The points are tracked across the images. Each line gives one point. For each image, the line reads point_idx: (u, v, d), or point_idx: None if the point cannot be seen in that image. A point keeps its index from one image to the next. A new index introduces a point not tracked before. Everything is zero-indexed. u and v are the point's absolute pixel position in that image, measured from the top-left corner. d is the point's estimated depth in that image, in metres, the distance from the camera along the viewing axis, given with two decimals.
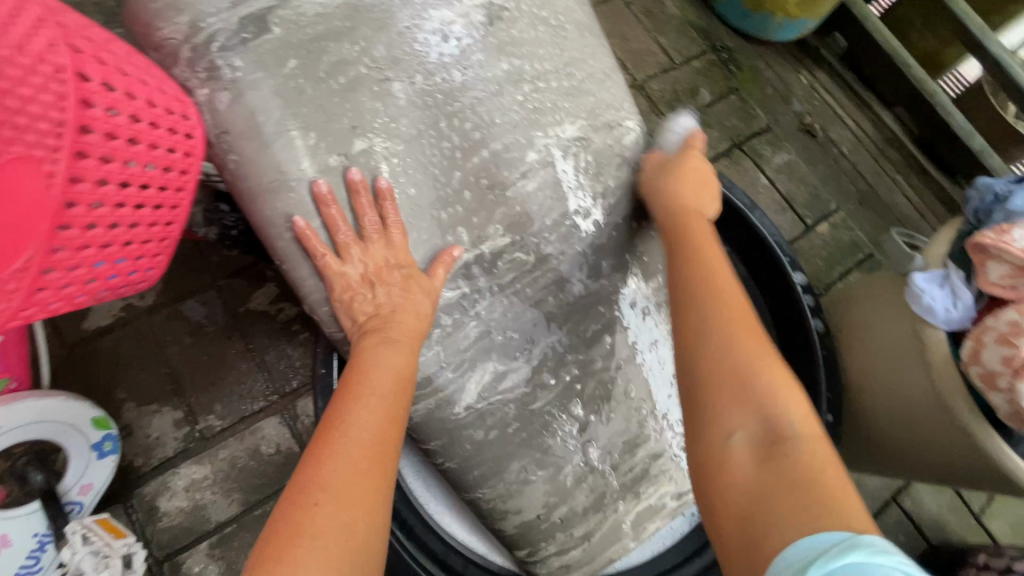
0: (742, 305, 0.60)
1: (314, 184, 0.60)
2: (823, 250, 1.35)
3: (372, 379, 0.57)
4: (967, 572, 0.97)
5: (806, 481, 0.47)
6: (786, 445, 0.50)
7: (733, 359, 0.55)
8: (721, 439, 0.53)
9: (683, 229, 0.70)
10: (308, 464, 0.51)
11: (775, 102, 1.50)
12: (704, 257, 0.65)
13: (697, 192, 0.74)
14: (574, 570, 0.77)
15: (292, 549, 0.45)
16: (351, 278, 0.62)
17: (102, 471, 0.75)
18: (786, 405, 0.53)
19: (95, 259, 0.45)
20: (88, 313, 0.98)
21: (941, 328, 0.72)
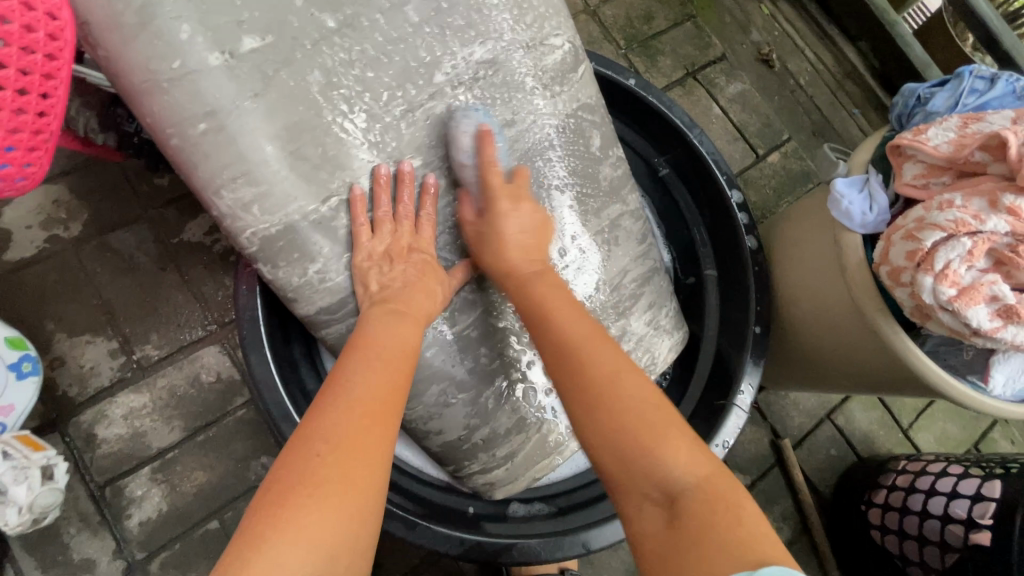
0: (609, 369, 0.61)
1: (374, 168, 0.67)
2: (774, 179, 1.36)
3: (378, 346, 0.60)
4: (887, 476, 1.03)
5: (711, 531, 0.49)
6: (685, 503, 0.52)
7: (616, 443, 0.56)
8: (635, 514, 0.54)
9: (527, 290, 0.69)
10: (312, 416, 0.53)
11: (732, 31, 1.46)
12: (563, 327, 0.65)
13: (539, 241, 0.72)
14: (497, 489, 0.80)
15: (295, 494, 0.47)
16: (375, 250, 0.68)
17: (25, 394, 0.73)
18: (672, 461, 0.54)
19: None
20: (10, 244, 0.94)
21: (857, 233, 0.72)
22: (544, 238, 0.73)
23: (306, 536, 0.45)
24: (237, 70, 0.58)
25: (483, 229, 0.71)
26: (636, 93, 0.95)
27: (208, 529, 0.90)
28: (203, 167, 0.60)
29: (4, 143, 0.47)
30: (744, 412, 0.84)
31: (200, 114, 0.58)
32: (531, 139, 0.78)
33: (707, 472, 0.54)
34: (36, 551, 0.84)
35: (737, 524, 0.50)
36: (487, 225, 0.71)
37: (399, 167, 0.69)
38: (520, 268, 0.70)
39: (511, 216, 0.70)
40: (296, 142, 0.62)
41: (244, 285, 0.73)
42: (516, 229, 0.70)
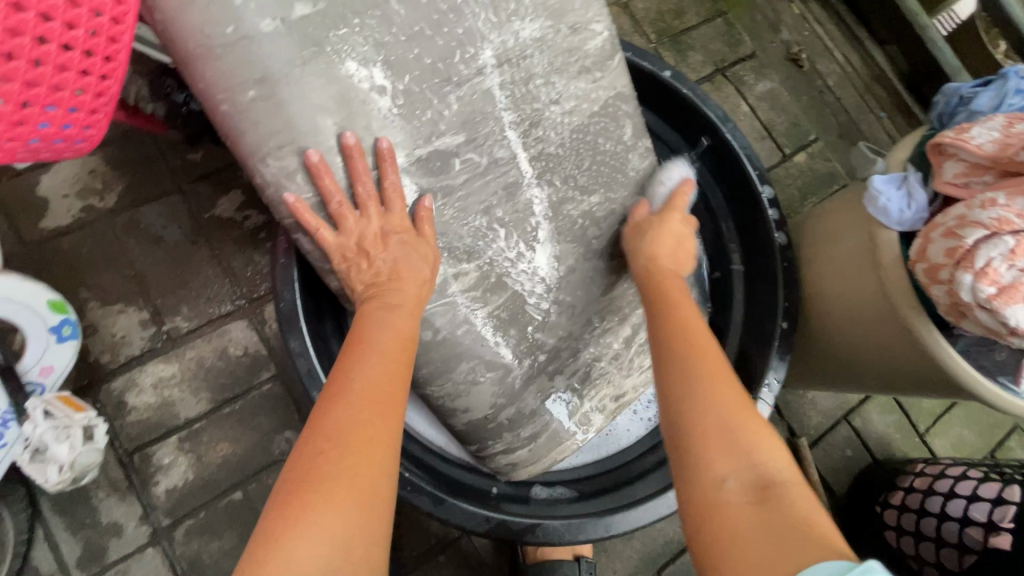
0: (716, 354, 0.62)
1: (306, 156, 0.62)
2: (799, 179, 1.35)
3: (375, 339, 0.61)
4: (904, 478, 1.03)
5: (805, 515, 0.48)
6: (780, 489, 0.51)
7: (718, 413, 0.55)
8: (716, 480, 0.52)
9: (664, 285, 0.72)
10: (316, 414, 0.53)
11: (762, 29, 1.46)
12: (683, 313, 0.67)
13: (680, 252, 0.77)
14: (521, 468, 0.80)
15: (304, 494, 0.48)
16: (347, 247, 0.66)
17: (64, 356, 0.74)
18: (771, 451, 0.53)
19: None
20: (47, 212, 0.96)
21: (893, 230, 0.72)
22: (684, 254, 0.78)
23: (320, 534, 0.47)
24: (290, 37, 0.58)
25: (645, 233, 0.78)
26: (671, 85, 0.95)
27: (232, 499, 0.92)
28: (251, 135, 0.60)
29: (65, 105, 0.47)
30: (768, 404, 0.85)
31: (251, 81, 0.58)
32: (569, 125, 0.79)
33: (799, 471, 0.53)
34: (66, 512, 0.86)
35: (817, 518, 0.49)
36: (643, 235, 0.78)
37: (343, 138, 0.63)
38: (661, 267, 0.74)
39: (656, 232, 0.77)
40: (345, 113, 0.63)
41: (282, 257, 0.74)
42: (660, 240, 0.76)
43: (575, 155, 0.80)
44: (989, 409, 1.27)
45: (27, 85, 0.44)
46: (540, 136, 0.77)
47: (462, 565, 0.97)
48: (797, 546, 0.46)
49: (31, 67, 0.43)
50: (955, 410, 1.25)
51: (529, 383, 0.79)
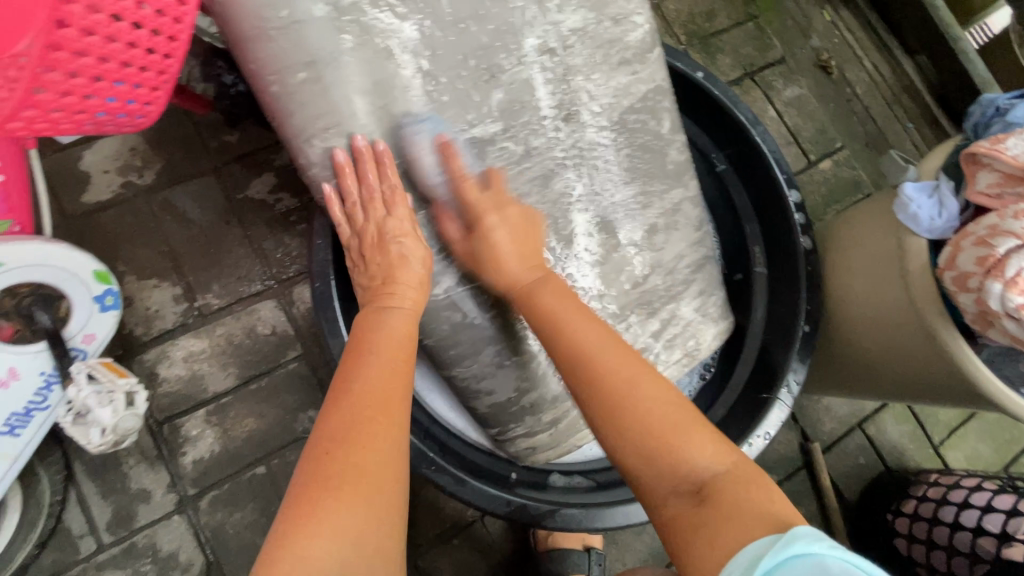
0: (621, 370, 0.61)
1: (332, 154, 0.64)
2: (823, 186, 1.35)
3: (376, 341, 0.63)
4: (917, 487, 1.03)
5: (740, 506, 0.50)
6: (712, 487, 0.53)
7: (638, 443, 0.57)
8: (662, 500, 0.55)
9: (535, 303, 0.68)
10: (323, 417, 0.56)
11: (793, 34, 1.45)
12: (570, 331, 0.65)
13: (527, 242, 0.71)
14: (538, 452, 0.83)
15: (313, 492, 0.50)
16: (352, 240, 0.71)
17: (105, 324, 0.78)
18: (695, 451, 0.55)
19: (69, 69, 0.44)
20: (88, 186, 0.99)
21: (923, 238, 0.73)
22: (535, 241, 0.72)
23: (329, 531, 0.48)
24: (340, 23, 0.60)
25: (477, 246, 0.70)
26: (702, 86, 0.96)
27: (256, 473, 0.94)
28: (298, 116, 0.62)
29: (130, 81, 0.49)
30: (787, 405, 0.86)
31: (301, 63, 0.59)
32: (607, 116, 0.80)
33: (731, 459, 0.55)
34: (98, 476, 0.89)
35: (763, 500, 0.51)
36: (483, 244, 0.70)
37: (353, 143, 0.64)
38: (518, 278, 0.70)
39: (501, 236, 0.69)
40: (385, 100, 0.65)
41: (319, 238, 0.77)
42: (506, 244, 0.69)
43: (613, 145, 0.81)
44: (1005, 424, 1.26)
45: (100, 60, 0.46)
46: (579, 125, 0.79)
47: (474, 550, 0.99)
48: (736, 536, 0.48)
49: (107, 43, 0.45)
50: (971, 424, 1.25)
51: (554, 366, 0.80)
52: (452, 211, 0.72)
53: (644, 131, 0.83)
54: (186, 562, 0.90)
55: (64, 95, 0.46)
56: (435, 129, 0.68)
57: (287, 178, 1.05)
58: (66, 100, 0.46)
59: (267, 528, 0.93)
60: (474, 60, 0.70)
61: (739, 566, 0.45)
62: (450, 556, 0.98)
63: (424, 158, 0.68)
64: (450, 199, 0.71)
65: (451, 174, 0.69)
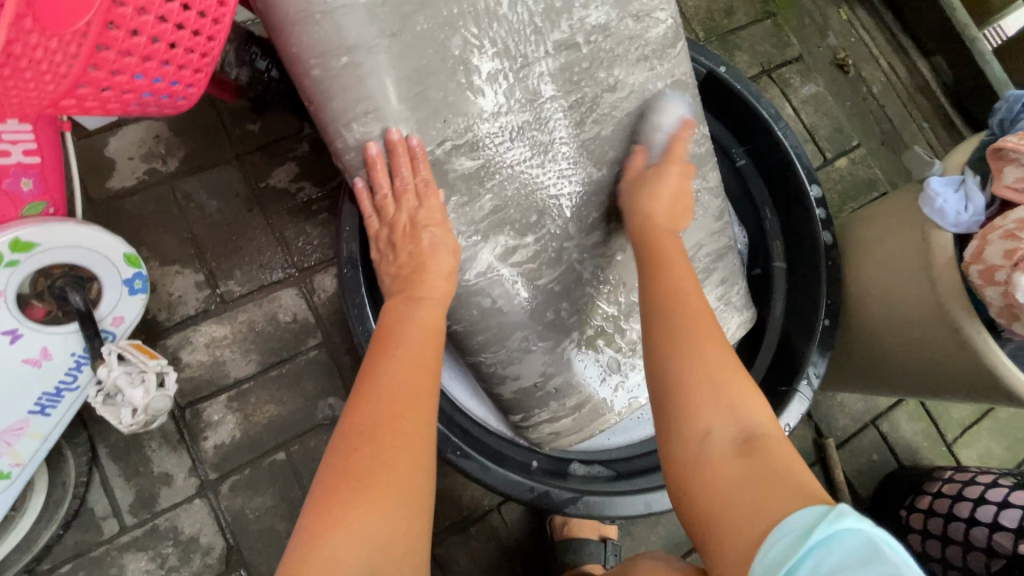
0: (702, 307, 0.64)
1: (366, 147, 0.66)
2: (839, 184, 1.36)
3: (401, 336, 0.64)
4: (932, 483, 1.04)
5: (783, 470, 0.51)
6: (761, 441, 0.54)
7: (709, 366, 0.58)
8: (702, 438, 0.55)
9: (656, 238, 0.72)
10: (348, 413, 0.56)
11: (810, 32, 1.46)
12: (669, 263, 0.69)
13: (680, 206, 0.76)
14: (562, 438, 0.83)
15: (341, 490, 0.51)
16: (380, 234, 0.72)
17: (134, 307, 0.79)
18: (751, 404, 0.57)
19: (122, 48, 0.45)
20: (113, 173, 1.00)
21: (948, 232, 0.73)
22: (683, 209, 0.77)
23: (358, 531, 0.49)
24: (379, 9, 0.61)
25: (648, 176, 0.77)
26: (725, 81, 0.97)
27: (276, 459, 0.95)
28: (338, 100, 0.63)
29: (175, 63, 0.49)
30: (808, 398, 0.87)
31: (344, 48, 0.61)
32: (626, 109, 0.80)
33: (777, 427, 0.57)
34: (121, 459, 0.90)
35: (803, 473, 0.52)
36: (641, 189, 0.76)
37: (385, 137, 0.65)
38: (660, 220, 0.74)
39: (668, 179, 0.75)
40: (423, 85, 0.65)
41: (348, 226, 0.77)
42: (667, 188, 0.75)
43: (629, 139, 0.81)
44: (1018, 423, 1.27)
45: (150, 40, 0.46)
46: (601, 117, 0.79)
47: (491, 539, 0.99)
48: (779, 498, 0.48)
49: (159, 22, 0.45)
50: (984, 423, 1.25)
51: (580, 352, 0.82)
52: (652, 158, 0.80)
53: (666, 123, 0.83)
54: (207, 545, 0.90)
55: (115, 74, 0.46)
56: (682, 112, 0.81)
57: (309, 168, 1.06)
58: (117, 78, 0.47)
59: (286, 513, 0.94)
60: (506, 49, 0.70)
61: (792, 524, 0.45)
62: (467, 545, 0.98)
63: (668, 114, 0.80)
64: (658, 145, 0.79)
65: (676, 133, 0.78)
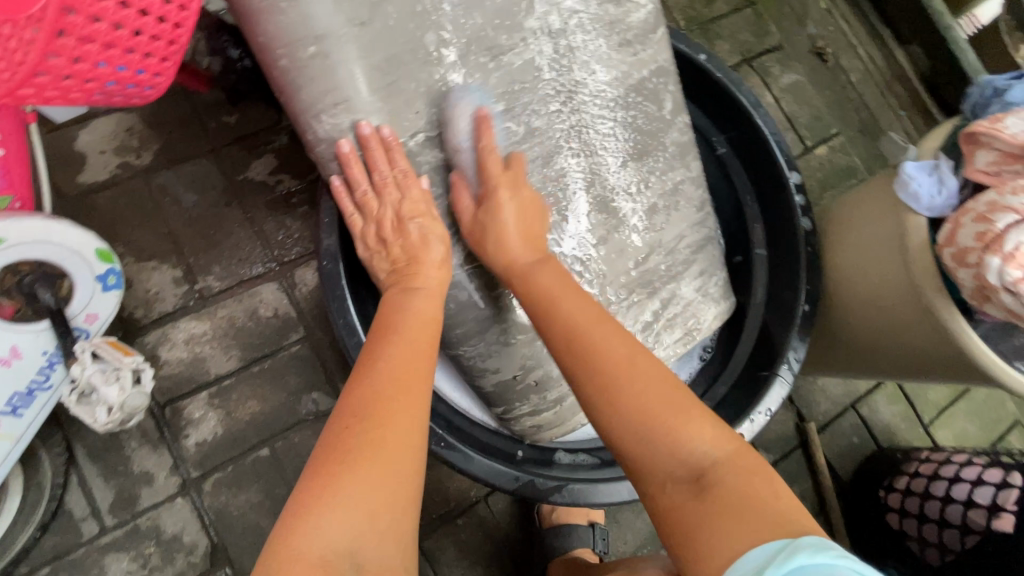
0: (620, 353, 0.60)
1: (338, 145, 0.66)
2: (819, 172, 1.37)
3: (399, 324, 0.63)
4: (909, 463, 1.06)
5: (742, 501, 0.50)
6: (711, 475, 0.53)
7: (623, 428, 0.57)
8: (659, 489, 0.55)
9: (530, 279, 0.68)
10: (348, 391, 0.56)
11: (790, 21, 1.46)
12: (566, 312, 0.65)
13: (534, 226, 0.72)
14: (544, 430, 0.84)
15: (332, 461, 0.50)
16: (371, 232, 0.71)
17: (107, 304, 0.77)
18: (693, 438, 0.55)
19: (83, 34, 0.44)
20: (84, 167, 0.97)
21: (923, 216, 0.74)
22: (538, 224, 0.72)
23: (347, 502, 0.48)
24: None
25: (483, 220, 0.70)
26: (705, 69, 0.97)
27: (259, 456, 0.94)
28: (307, 91, 0.62)
29: (141, 51, 0.48)
30: (788, 382, 0.88)
31: (312, 37, 0.59)
32: (608, 95, 0.80)
33: (734, 446, 0.55)
34: (99, 459, 0.89)
35: (766, 496, 0.50)
36: (488, 225, 0.70)
37: (357, 130, 0.65)
38: (517, 257, 0.69)
39: (507, 212, 0.69)
40: (392, 77, 0.65)
41: (325, 217, 0.76)
42: (514, 222, 0.69)
43: (603, 130, 0.80)
44: (992, 404, 1.30)
45: (113, 27, 0.45)
46: (580, 105, 0.78)
47: (479, 530, 1.00)
48: (737, 532, 0.47)
49: (119, 8, 0.44)
50: (960, 404, 1.28)
51: None
52: (471, 184, 0.72)
53: (647, 110, 0.83)
54: (191, 543, 0.89)
55: (76, 61, 0.45)
56: (478, 103, 0.70)
57: (287, 160, 1.04)
58: (78, 66, 0.45)
59: (271, 510, 0.93)
60: (478, 40, 0.70)
61: (744, 568, 0.45)
62: (454, 537, 0.98)
63: (459, 122, 0.69)
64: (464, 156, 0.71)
65: (481, 141, 0.70)
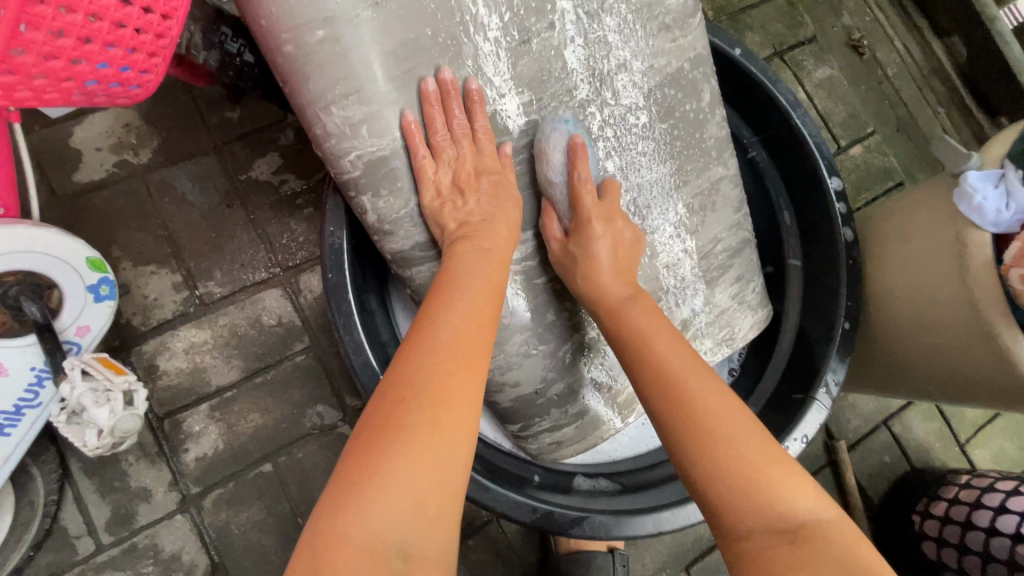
0: (714, 396, 0.57)
1: (423, 84, 0.61)
2: (853, 173, 1.30)
3: (463, 286, 0.58)
4: (947, 487, 0.99)
5: (844, 559, 0.46)
6: (811, 531, 0.49)
7: (724, 465, 0.53)
8: (752, 533, 0.50)
9: (622, 317, 0.66)
10: (399, 361, 0.52)
11: (824, 11, 1.37)
12: (658, 355, 0.62)
13: (627, 261, 0.70)
14: (563, 447, 0.78)
15: (384, 437, 0.46)
16: (443, 183, 0.63)
17: (100, 316, 0.72)
18: (793, 493, 0.51)
19: (54, 27, 0.38)
20: (79, 164, 0.92)
21: (986, 231, 0.67)
22: (630, 259, 0.70)
23: (398, 480, 0.45)
24: None
25: (573, 251, 0.68)
26: (740, 64, 0.89)
27: (262, 471, 0.89)
28: (314, 81, 0.56)
29: (124, 45, 0.43)
30: (826, 406, 0.82)
31: (321, 20, 0.54)
32: (641, 87, 0.73)
33: (833, 511, 0.51)
34: (95, 474, 0.85)
35: (864, 559, 0.47)
36: (582, 247, 0.67)
37: (438, 77, 0.61)
38: (612, 292, 0.67)
39: (599, 249, 0.67)
40: (411, 62, 0.60)
41: (332, 224, 0.70)
42: (607, 258, 0.67)
43: (631, 128, 0.74)
44: None
45: (90, 19, 0.40)
46: (611, 102, 0.72)
47: (490, 551, 0.95)
48: None
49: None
50: (998, 422, 1.21)
51: (581, 356, 0.76)
52: (563, 213, 0.70)
53: (685, 106, 0.76)
54: (190, 563, 0.86)
55: (47, 59, 0.39)
56: (570, 132, 0.68)
57: (293, 159, 0.98)
58: (50, 64, 0.39)
59: (274, 528, 0.89)
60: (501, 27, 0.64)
61: None
62: (465, 558, 0.94)
63: (551, 154, 0.67)
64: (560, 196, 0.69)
65: (573, 172, 0.67)
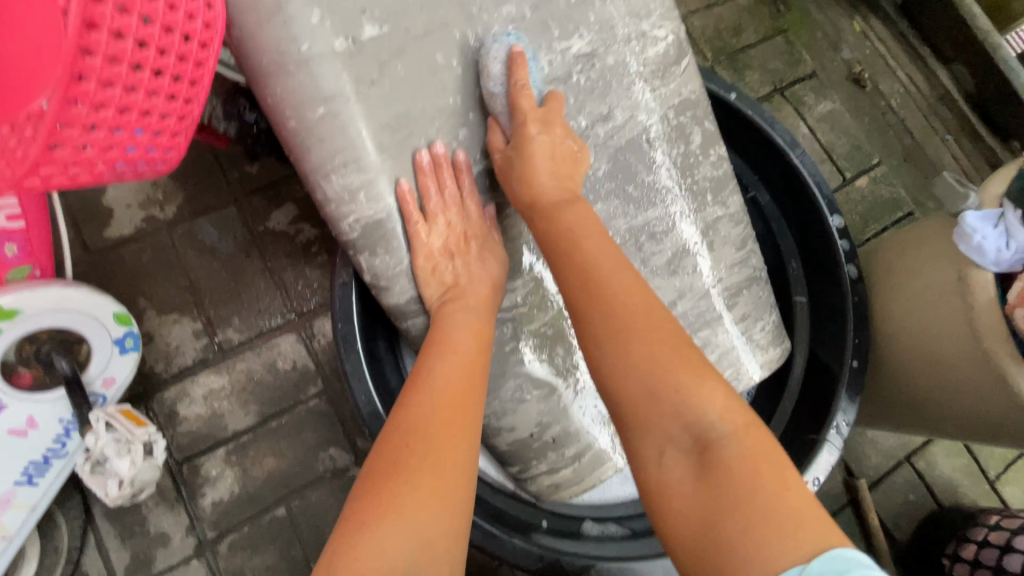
0: (642, 308, 0.57)
1: (416, 156, 0.65)
2: (861, 205, 1.30)
3: (457, 336, 0.62)
4: (976, 529, 0.94)
5: (747, 483, 0.46)
6: (715, 449, 0.49)
7: (640, 377, 0.53)
8: (655, 459, 0.52)
9: (555, 219, 0.65)
10: (400, 408, 0.54)
11: (823, 47, 1.40)
12: (588, 261, 0.61)
13: (565, 167, 0.68)
14: (562, 489, 0.78)
15: (388, 485, 0.47)
16: (434, 247, 0.67)
17: (125, 367, 0.76)
18: (704, 402, 0.51)
19: (88, 123, 0.40)
20: (110, 221, 0.98)
21: (989, 270, 0.67)
22: (570, 171, 0.68)
23: (407, 525, 0.45)
24: (356, 56, 0.58)
25: (512, 159, 0.67)
26: (735, 107, 0.91)
27: (276, 515, 0.91)
28: (315, 152, 0.60)
29: (150, 130, 0.45)
30: (837, 447, 0.81)
31: (321, 98, 0.57)
32: (618, 138, 0.76)
33: (742, 420, 0.51)
34: (116, 520, 0.87)
35: (764, 476, 0.47)
36: (522, 158, 0.66)
37: (430, 149, 0.65)
38: (547, 198, 0.66)
39: (537, 155, 0.64)
40: (404, 131, 0.63)
41: (341, 275, 0.74)
42: (545, 164, 0.65)
43: (614, 175, 0.77)
44: None
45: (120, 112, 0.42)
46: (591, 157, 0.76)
47: None
48: (744, 520, 0.45)
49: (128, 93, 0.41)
50: None
51: (578, 399, 0.77)
52: (505, 124, 0.68)
53: (673, 149, 0.78)
54: None
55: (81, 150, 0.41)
56: (511, 44, 0.66)
57: (308, 209, 1.03)
58: (84, 154, 0.41)
59: (287, 572, 0.90)
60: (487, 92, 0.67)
61: None
62: None
63: (492, 65, 0.65)
64: (500, 100, 0.66)
65: (512, 81, 0.64)
